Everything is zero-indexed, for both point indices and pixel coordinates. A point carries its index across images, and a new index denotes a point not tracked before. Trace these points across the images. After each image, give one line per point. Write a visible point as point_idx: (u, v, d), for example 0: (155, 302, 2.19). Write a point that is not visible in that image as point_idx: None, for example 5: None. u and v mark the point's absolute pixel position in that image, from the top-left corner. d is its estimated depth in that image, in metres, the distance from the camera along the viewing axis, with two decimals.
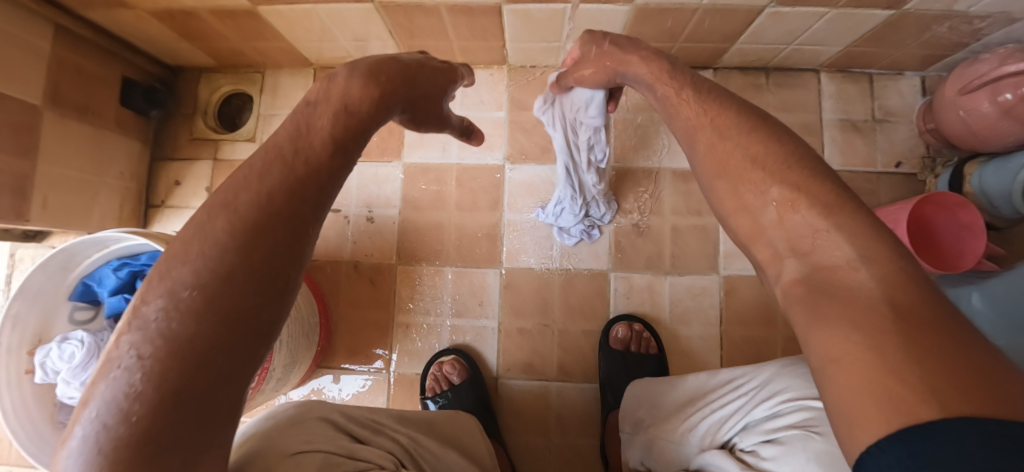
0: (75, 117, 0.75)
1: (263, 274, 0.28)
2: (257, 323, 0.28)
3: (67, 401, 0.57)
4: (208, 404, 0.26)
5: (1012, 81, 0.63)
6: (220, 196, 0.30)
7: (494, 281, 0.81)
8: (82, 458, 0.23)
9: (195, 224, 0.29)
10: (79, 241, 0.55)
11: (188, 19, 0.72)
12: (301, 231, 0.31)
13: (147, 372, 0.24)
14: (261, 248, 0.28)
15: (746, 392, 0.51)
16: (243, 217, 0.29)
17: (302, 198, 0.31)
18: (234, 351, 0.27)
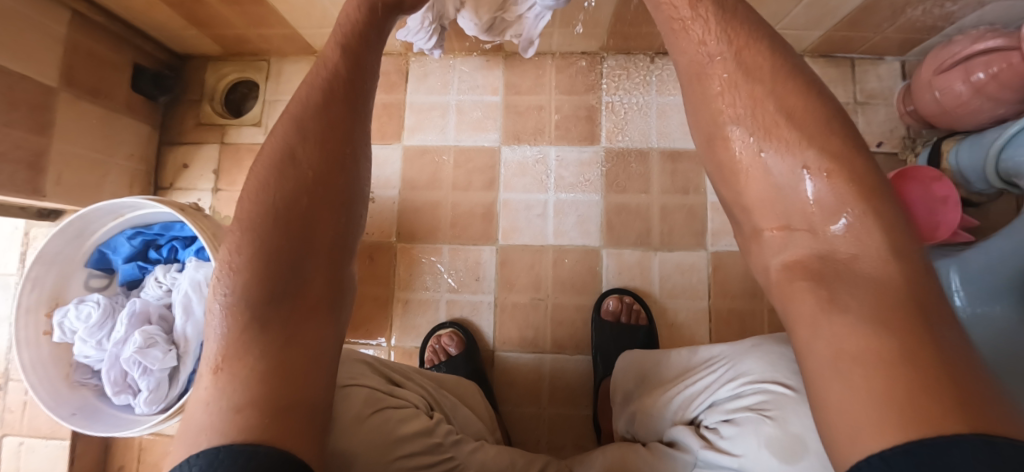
0: (88, 99, 0.79)
1: (311, 221, 0.36)
2: (308, 265, 0.36)
3: (83, 360, 0.60)
4: (296, 325, 0.35)
5: (982, 59, 0.66)
6: (272, 153, 0.37)
7: (489, 258, 0.84)
8: (216, 367, 0.33)
9: (258, 179, 0.36)
10: (97, 208, 0.58)
11: (196, 5, 0.75)
12: (341, 183, 0.38)
13: (243, 306, 0.33)
14: (309, 201, 0.36)
15: (722, 362, 0.54)
16: (294, 173, 0.36)
17: (339, 153, 0.38)
18: (298, 288, 0.35)
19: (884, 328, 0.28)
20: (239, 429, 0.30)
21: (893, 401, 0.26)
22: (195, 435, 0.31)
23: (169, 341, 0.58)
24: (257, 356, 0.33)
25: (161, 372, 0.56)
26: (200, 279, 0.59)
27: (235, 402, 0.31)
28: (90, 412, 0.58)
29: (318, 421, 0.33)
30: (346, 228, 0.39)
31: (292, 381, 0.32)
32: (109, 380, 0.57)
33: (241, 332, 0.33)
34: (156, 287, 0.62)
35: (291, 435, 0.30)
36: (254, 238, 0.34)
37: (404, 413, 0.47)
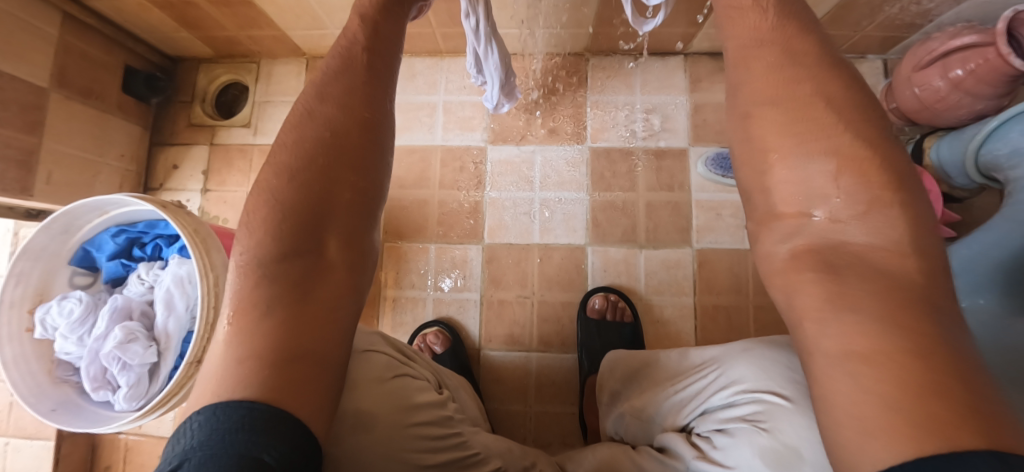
0: (79, 100, 0.80)
1: (332, 176, 0.36)
2: (330, 220, 0.36)
3: (64, 357, 0.60)
4: (310, 278, 0.34)
5: (960, 56, 0.67)
6: (299, 113, 0.38)
7: (476, 256, 0.84)
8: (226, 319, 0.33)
9: (285, 137, 0.37)
10: (81, 205, 0.58)
11: (187, 8, 0.77)
12: (361, 138, 0.38)
13: (258, 256, 0.34)
14: (329, 156, 0.36)
15: (713, 366, 0.54)
16: (317, 132, 0.37)
17: (364, 111, 0.38)
18: (318, 241, 0.35)
19: (895, 328, 0.26)
20: (248, 377, 0.30)
21: (903, 403, 0.24)
22: (205, 385, 0.31)
23: (150, 337, 0.58)
24: (271, 308, 0.33)
25: (141, 368, 0.57)
26: (182, 274, 0.59)
27: (244, 352, 0.31)
28: (70, 409, 0.58)
29: (328, 378, 0.33)
30: (369, 188, 0.38)
31: (302, 335, 0.32)
32: (89, 375, 0.57)
33: (255, 286, 0.33)
34: (139, 284, 0.63)
35: (297, 388, 0.30)
36: (275, 193, 0.35)
37: (419, 383, 0.49)
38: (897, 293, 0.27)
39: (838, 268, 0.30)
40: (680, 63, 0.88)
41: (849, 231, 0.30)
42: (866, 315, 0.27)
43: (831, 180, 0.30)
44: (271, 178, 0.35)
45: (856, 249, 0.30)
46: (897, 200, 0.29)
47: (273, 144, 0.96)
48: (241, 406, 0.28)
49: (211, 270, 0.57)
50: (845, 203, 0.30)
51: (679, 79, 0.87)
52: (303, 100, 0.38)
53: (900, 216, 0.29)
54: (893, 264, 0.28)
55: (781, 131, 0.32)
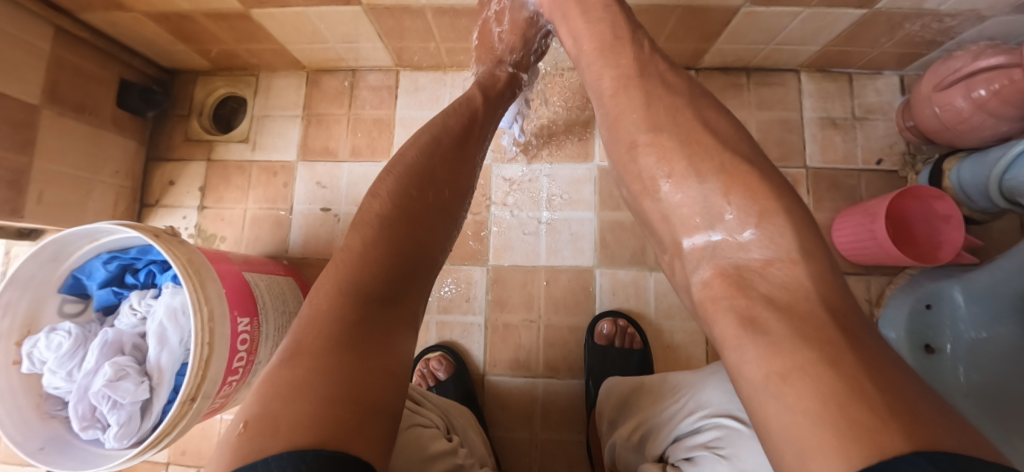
0: (72, 116, 0.78)
1: (422, 239, 0.43)
2: (410, 278, 0.41)
3: (52, 391, 0.57)
4: (392, 327, 0.37)
5: (983, 77, 0.64)
6: (397, 176, 0.46)
7: (481, 278, 0.82)
8: (298, 348, 0.33)
9: (384, 195, 0.44)
10: (70, 233, 0.56)
11: (183, 21, 0.74)
12: (444, 211, 0.47)
13: (347, 294, 0.37)
14: (419, 219, 0.44)
15: (687, 391, 0.52)
16: (409, 196, 0.44)
17: (446, 187, 0.48)
18: (398, 294, 0.40)
19: (805, 341, 0.27)
20: (332, 417, 0.28)
21: (828, 413, 0.23)
22: (265, 425, 0.28)
23: (142, 372, 0.56)
24: (353, 348, 0.33)
25: (132, 406, 0.54)
26: (175, 305, 0.57)
27: (325, 389, 0.30)
28: (59, 447, 0.56)
29: (393, 433, 0.32)
30: (440, 253, 0.46)
31: (380, 378, 0.33)
32: (77, 413, 0.54)
33: (343, 325, 0.35)
34: (131, 315, 0.60)
35: (374, 437, 0.29)
36: (378, 245, 0.40)
37: (431, 432, 0.48)
38: (809, 316, 0.28)
39: (746, 290, 0.33)
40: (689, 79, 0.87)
41: (747, 246, 0.34)
42: (777, 336, 0.28)
43: (722, 198, 0.36)
44: (366, 229, 0.41)
45: (757, 268, 0.33)
46: (777, 207, 0.34)
47: (272, 160, 0.93)
48: (325, 453, 0.25)
49: (205, 303, 0.54)
50: (737, 220, 0.35)
51: None
52: (399, 164, 0.47)
53: (787, 225, 0.33)
54: (781, 272, 0.32)
55: (731, 177, 0.36)
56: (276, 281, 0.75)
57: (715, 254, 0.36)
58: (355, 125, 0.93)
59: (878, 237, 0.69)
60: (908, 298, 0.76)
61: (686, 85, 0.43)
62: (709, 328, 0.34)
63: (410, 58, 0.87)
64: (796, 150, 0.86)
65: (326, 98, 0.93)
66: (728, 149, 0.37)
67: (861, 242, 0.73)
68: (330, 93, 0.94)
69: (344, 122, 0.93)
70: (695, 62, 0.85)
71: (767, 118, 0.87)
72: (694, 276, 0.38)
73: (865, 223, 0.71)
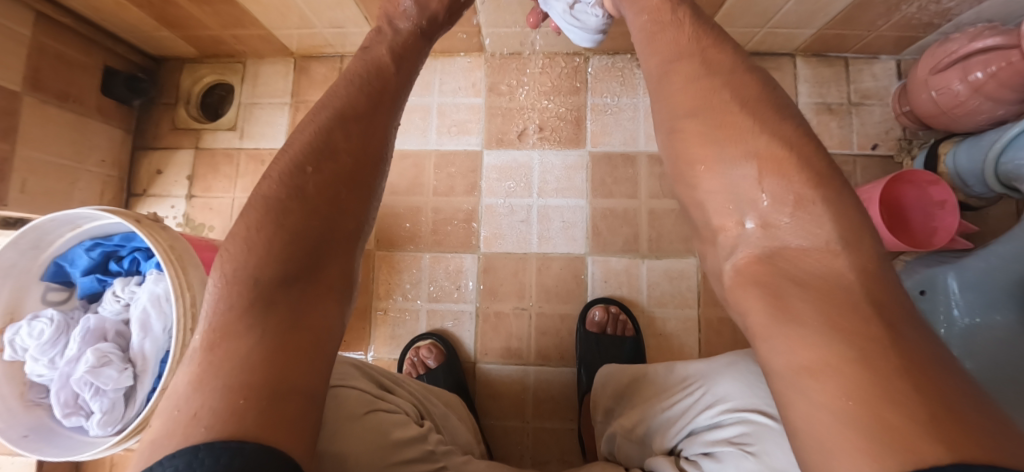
0: (55, 104, 0.76)
1: (338, 195, 0.39)
2: (325, 246, 0.37)
3: (37, 379, 0.56)
4: (307, 304, 0.35)
5: (981, 58, 0.63)
6: (308, 127, 0.40)
7: (471, 265, 0.81)
8: (207, 333, 0.32)
9: (292, 149, 0.39)
10: (51, 219, 0.55)
11: (166, 6, 0.73)
12: (364, 160, 0.41)
13: (249, 271, 0.34)
14: (333, 174, 0.39)
15: (700, 383, 0.51)
16: (314, 150, 0.39)
17: (369, 136, 0.43)
18: (314, 264, 0.37)
19: (840, 335, 0.26)
20: (231, 412, 0.28)
21: (857, 413, 0.23)
22: (178, 421, 0.29)
23: (125, 359, 0.55)
24: (262, 335, 0.32)
25: (115, 393, 0.53)
26: (159, 292, 0.56)
27: (234, 382, 0.30)
28: (43, 434, 0.55)
29: (313, 414, 0.31)
30: (367, 212, 0.42)
31: (292, 365, 0.32)
32: (59, 401, 0.53)
33: (245, 311, 0.33)
34: (115, 302, 0.59)
35: (284, 421, 0.29)
36: (273, 214, 0.36)
37: (397, 418, 0.47)
38: None
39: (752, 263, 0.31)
40: None
41: (784, 235, 0.31)
42: (810, 328, 0.27)
43: None
44: (271, 192, 0.37)
45: (792, 255, 0.31)
46: (817, 196, 0.31)
47: (259, 148, 0.92)
48: (220, 449, 0.26)
49: (188, 290, 0.53)
50: (773, 205, 0.32)
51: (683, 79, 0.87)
52: (317, 110, 0.42)
53: (828, 213, 0.30)
54: (819, 261, 0.30)
55: None
56: None
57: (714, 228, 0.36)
58: None
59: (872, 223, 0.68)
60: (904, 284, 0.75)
61: None
62: (737, 318, 0.33)
63: None
64: None
65: (314, 85, 0.92)
66: None
67: None
68: (318, 79, 0.92)
69: None
70: None
71: None
72: (726, 262, 0.34)
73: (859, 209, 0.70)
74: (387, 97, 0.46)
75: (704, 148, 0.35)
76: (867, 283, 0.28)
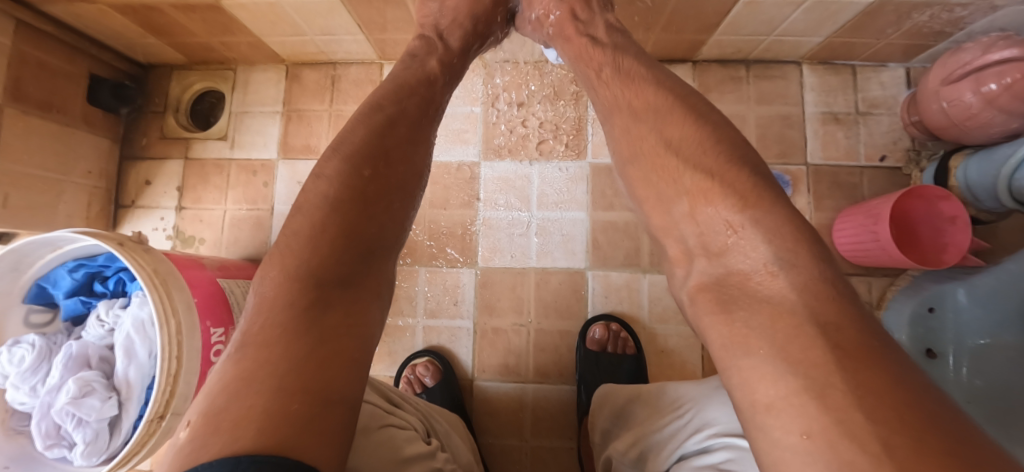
0: (37, 114, 0.73)
1: (384, 210, 0.41)
2: (369, 259, 0.39)
3: (18, 407, 0.54)
4: (351, 311, 0.36)
5: (995, 70, 0.60)
6: (358, 141, 0.42)
7: (469, 280, 0.79)
8: (254, 329, 0.32)
9: (346, 159, 0.40)
10: (29, 241, 0.52)
11: (151, 13, 0.70)
12: (406, 181, 0.43)
13: (302, 275, 0.35)
14: (380, 190, 0.41)
15: (690, 406, 0.49)
16: (367, 163, 0.40)
17: (412, 156, 0.45)
18: (359, 275, 0.38)
19: (796, 369, 0.25)
20: (284, 412, 0.28)
21: (815, 448, 0.22)
22: (214, 417, 0.28)
23: (109, 387, 0.53)
24: (312, 338, 0.32)
25: (99, 423, 0.51)
26: (144, 317, 0.54)
27: (284, 381, 0.29)
28: (24, 464, 0.53)
29: (353, 421, 0.32)
30: (402, 227, 0.43)
31: (338, 370, 0.32)
32: (40, 432, 0.51)
33: (295, 312, 0.33)
34: (98, 326, 0.57)
35: (328, 429, 0.29)
36: (329, 220, 0.37)
37: (407, 434, 0.46)
38: (807, 344, 0.26)
39: (755, 310, 0.29)
40: (687, 73, 0.84)
41: (753, 272, 0.31)
42: (771, 362, 0.27)
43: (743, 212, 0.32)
44: (328, 199, 0.38)
45: (740, 279, 0.32)
46: (783, 235, 0.31)
47: (251, 158, 0.89)
48: (272, 456, 0.25)
49: (172, 317, 0.52)
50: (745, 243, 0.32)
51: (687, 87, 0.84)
52: (366, 124, 0.43)
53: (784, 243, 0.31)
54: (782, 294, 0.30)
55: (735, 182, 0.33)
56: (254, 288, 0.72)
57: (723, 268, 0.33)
58: (337, 121, 0.89)
59: (881, 239, 0.66)
60: (909, 302, 0.72)
61: None
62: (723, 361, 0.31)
63: (392, 51, 0.84)
64: (797, 147, 0.82)
65: (307, 93, 0.89)
66: None
67: (864, 244, 0.70)
68: (310, 87, 0.90)
69: (325, 119, 0.89)
70: (693, 54, 0.81)
71: (767, 113, 0.83)
72: (683, 293, 0.37)
73: (868, 225, 0.68)
74: (419, 115, 0.47)
75: (690, 176, 0.36)
76: (837, 317, 0.27)
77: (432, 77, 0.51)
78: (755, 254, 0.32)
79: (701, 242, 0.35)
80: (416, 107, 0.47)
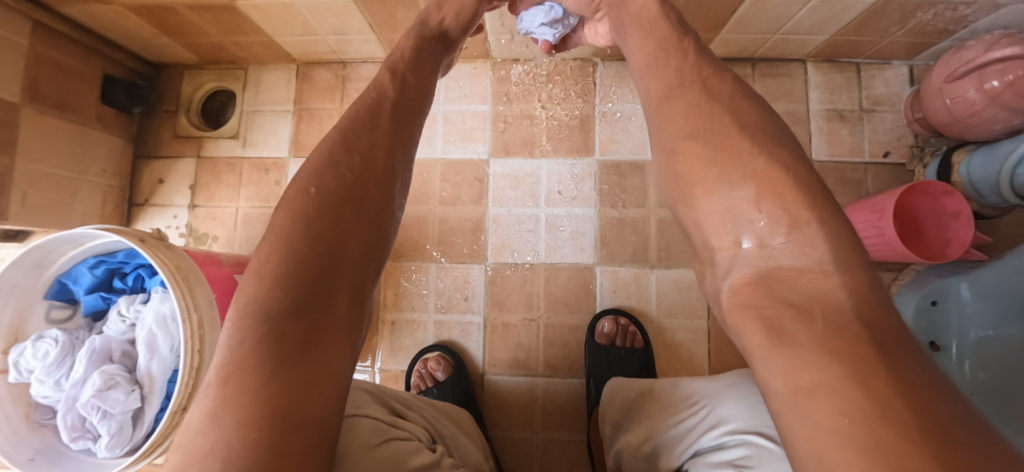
0: (53, 114, 0.74)
1: (347, 226, 0.39)
2: (333, 277, 0.37)
3: (42, 401, 0.56)
4: (316, 333, 0.34)
5: (997, 68, 0.61)
6: (317, 163, 0.41)
7: (478, 276, 0.81)
8: (218, 366, 0.32)
9: (301, 186, 0.39)
10: (53, 238, 0.54)
11: (166, 13, 0.71)
12: (370, 192, 0.41)
13: (258, 307, 0.34)
14: (337, 207, 0.39)
15: (704, 403, 0.50)
16: (320, 187, 0.39)
17: (376, 167, 0.43)
18: (323, 296, 0.36)
19: (834, 355, 0.25)
20: (245, 443, 0.28)
21: (854, 431, 0.22)
22: (188, 454, 0.29)
23: (132, 380, 0.54)
24: (273, 367, 0.32)
25: (123, 416, 0.53)
26: (166, 312, 0.55)
27: (245, 414, 0.30)
28: (50, 456, 0.54)
29: (325, 442, 0.31)
30: (375, 239, 0.40)
31: (302, 396, 0.31)
32: (66, 424, 0.53)
33: (255, 344, 0.32)
34: (119, 322, 0.58)
35: (293, 455, 0.29)
36: (291, 242, 0.36)
37: (411, 445, 0.47)
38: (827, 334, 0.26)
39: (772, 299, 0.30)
40: None
41: (778, 257, 0.32)
42: (804, 348, 0.26)
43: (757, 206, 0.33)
44: (282, 228, 0.36)
45: (767, 261, 0.32)
46: (808, 221, 0.31)
47: (262, 157, 0.90)
48: None
49: (194, 312, 0.53)
50: None
51: None
52: (326, 147, 0.42)
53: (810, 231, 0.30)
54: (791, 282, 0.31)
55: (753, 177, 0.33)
56: None
57: (740, 262, 0.34)
58: None
59: (885, 234, 0.68)
60: (914, 295, 0.75)
61: (711, 83, 0.40)
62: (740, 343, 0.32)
63: None
64: (802, 144, 0.83)
65: (317, 92, 0.91)
66: (762, 153, 0.34)
67: (868, 239, 0.71)
68: (321, 87, 0.91)
69: (336, 117, 0.90)
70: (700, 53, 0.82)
71: (772, 111, 0.84)
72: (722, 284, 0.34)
73: (872, 220, 0.70)
74: (391, 124, 0.46)
75: (705, 171, 0.36)
76: (860, 305, 0.27)
77: (417, 84, 0.52)
78: (780, 256, 0.32)
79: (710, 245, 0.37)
80: (388, 117, 0.46)
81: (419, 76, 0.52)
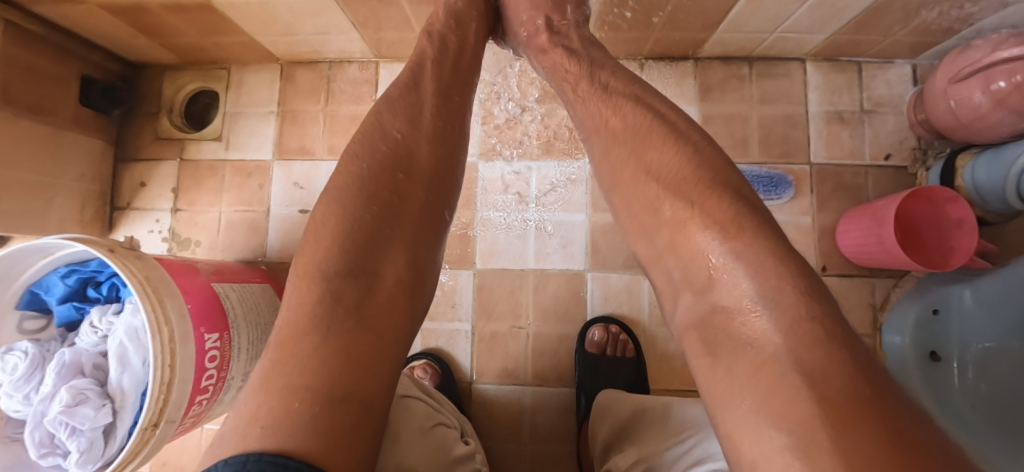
0: (28, 117, 0.72)
1: (393, 203, 0.42)
2: (383, 251, 0.41)
3: (12, 415, 0.54)
4: (367, 305, 0.38)
5: (1004, 68, 0.58)
6: (367, 144, 0.45)
7: (466, 283, 0.79)
8: (280, 330, 0.36)
9: (354, 165, 0.43)
10: (19, 249, 0.52)
11: (140, 13, 0.69)
12: (415, 169, 0.45)
13: (316, 277, 0.38)
14: (385, 186, 0.43)
15: (693, 440, 0.47)
16: (371, 167, 0.43)
17: (422, 145, 0.46)
18: (374, 269, 0.40)
19: None
20: (289, 412, 0.31)
21: None
22: (246, 416, 0.32)
23: (102, 394, 0.53)
24: (327, 335, 0.35)
25: (93, 432, 0.51)
26: (137, 325, 0.54)
27: (300, 382, 0.33)
28: None
29: (370, 418, 0.34)
30: (422, 215, 0.44)
31: (352, 366, 0.35)
32: (32, 441, 0.50)
33: (313, 312, 0.36)
34: (91, 333, 0.57)
35: (339, 424, 0.31)
36: (344, 220, 0.40)
37: (453, 434, 0.51)
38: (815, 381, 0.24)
39: None
40: (689, 70, 0.83)
41: None
42: None
43: None
44: (336, 206, 0.41)
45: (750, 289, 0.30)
46: None
47: (245, 160, 0.88)
48: (266, 461, 0.27)
49: (164, 325, 0.51)
50: None
51: (688, 88, 0.83)
52: (377, 128, 0.46)
53: None
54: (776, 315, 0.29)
55: None
56: (249, 290, 0.71)
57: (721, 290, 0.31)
58: (332, 121, 0.88)
59: (885, 243, 0.66)
60: (914, 305, 0.72)
61: None
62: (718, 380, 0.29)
63: (386, 50, 0.82)
64: (800, 147, 0.81)
65: (301, 93, 0.88)
66: None
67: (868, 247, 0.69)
68: (305, 87, 0.88)
69: (320, 119, 0.88)
70: (695, 51, 0.80)
71: (769, 113, 0.82)
72: None
73: (873, 228, 0.68)
74: (433, 99, 0.49)
75: None
76: None
77: (456, 53, 0.53)
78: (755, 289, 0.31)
79: (688, 275, 0.35)
80: (435, 91, 0.50)
81: (455, 56, 0.53)
